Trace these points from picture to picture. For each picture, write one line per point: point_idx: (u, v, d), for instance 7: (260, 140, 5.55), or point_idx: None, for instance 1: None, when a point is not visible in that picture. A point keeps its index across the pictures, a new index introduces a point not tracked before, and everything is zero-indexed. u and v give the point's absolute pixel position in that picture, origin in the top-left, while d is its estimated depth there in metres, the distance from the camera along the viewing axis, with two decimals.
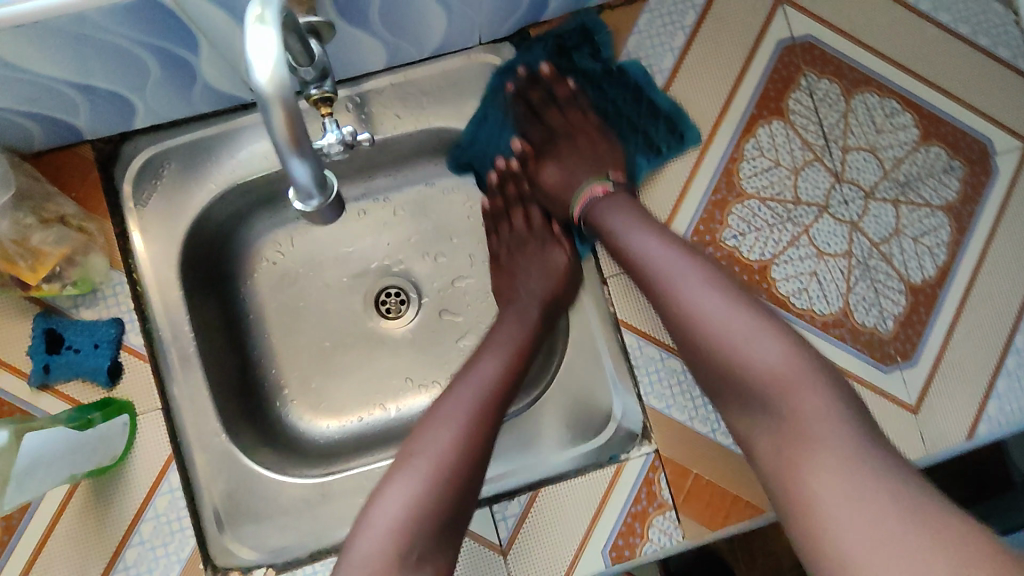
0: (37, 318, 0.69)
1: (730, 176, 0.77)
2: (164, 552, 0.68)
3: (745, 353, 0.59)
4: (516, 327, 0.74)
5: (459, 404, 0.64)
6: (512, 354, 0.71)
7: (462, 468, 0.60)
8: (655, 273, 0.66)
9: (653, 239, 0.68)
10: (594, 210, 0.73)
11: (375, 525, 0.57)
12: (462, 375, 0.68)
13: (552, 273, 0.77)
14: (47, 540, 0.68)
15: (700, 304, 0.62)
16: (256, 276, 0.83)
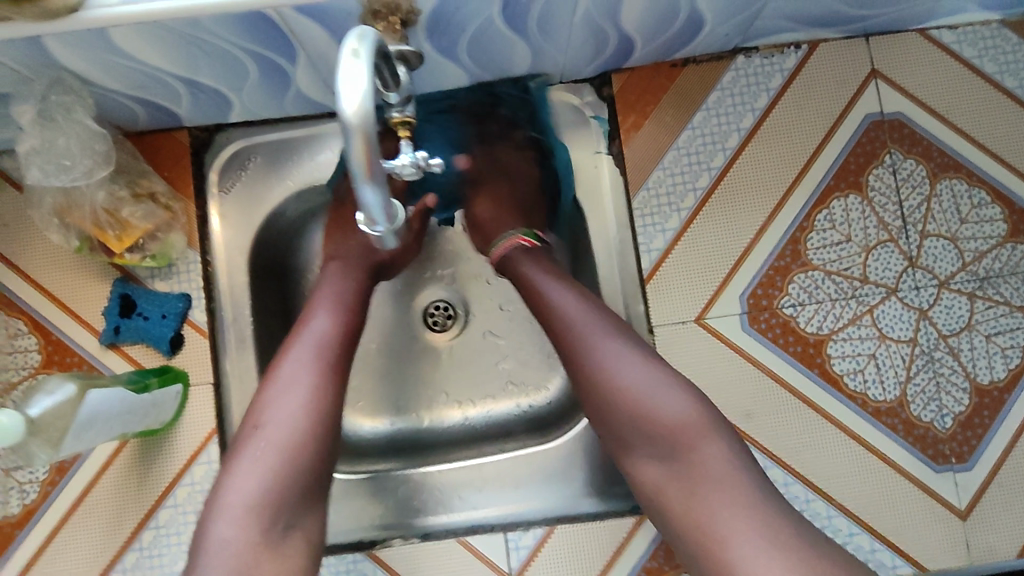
0: (116, 282, 0.74)
1: (797, 244, 0.75)
2: (194, 518, 0.72)
3: (655, 402, 0.55)
4: (349, 281, 0.67)
5: (303, 361, 0.58)
6: (345, 303, 0.65)
7: (324, 432, 0.56)
8: (567, 314, 0.60)
9: (561, 287, 0.62)
10: (511, 257, 0.68)
11: (230, 506, 0.52)
12: (293, 334, 0.61)
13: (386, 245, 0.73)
14: (92, 487, 0.73)
15: (603, 348, 0.58)
16: (315, 273, 0.85)
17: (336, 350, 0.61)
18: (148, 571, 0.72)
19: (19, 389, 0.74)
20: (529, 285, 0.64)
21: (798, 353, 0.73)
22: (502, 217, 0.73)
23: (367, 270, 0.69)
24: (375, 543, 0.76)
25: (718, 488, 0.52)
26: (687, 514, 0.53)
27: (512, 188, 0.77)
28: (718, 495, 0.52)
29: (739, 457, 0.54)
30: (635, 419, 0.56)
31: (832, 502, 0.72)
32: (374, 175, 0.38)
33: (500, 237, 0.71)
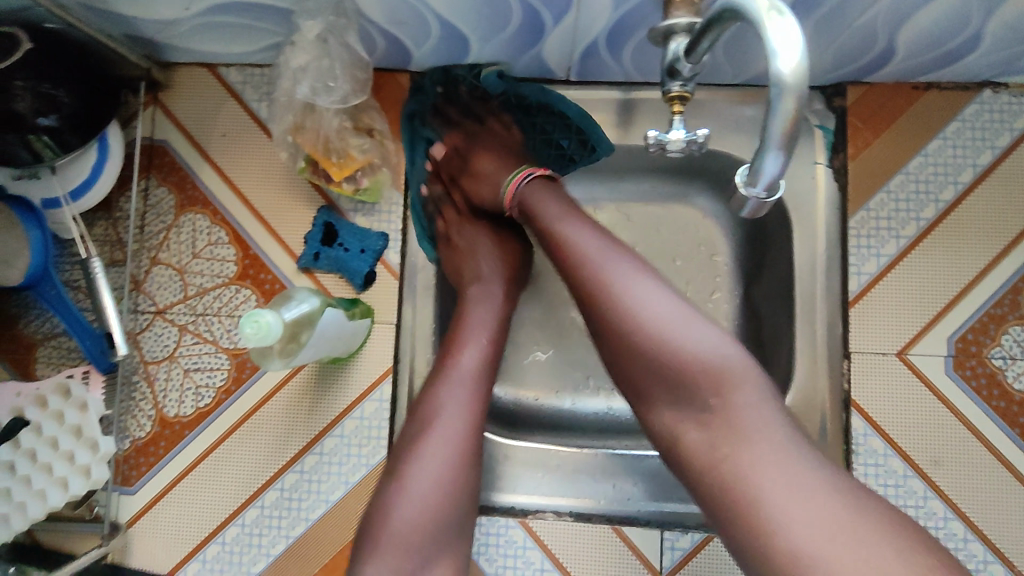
0: (321, 210, 0.75)
1: (1017, 295, 0.71)
2: (357, 452, 0.74)
3: (679, 342, 0.53)
4: (498, 297, 0.70)
5: (447, 393, 0.61)
6: (494, 335, 0.67)
7: (463, 467, 0.59)
8: (580, 250, 0.59)
9: (584, 227, 0.61)
10: (519, 194, 0.67)
11: (380, 550, 0.54)
12: (442, 373, 0.63)
13: (503, 258, 0.73)
14: (263, 403, 0.75)
15: (619, 285, 0.56)
16: None
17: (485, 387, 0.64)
18: (304, 495, 0.73)
19: (210, 295, 0.76)
20: (546, 220, 0.63)
21: (999, 408, 0.70)
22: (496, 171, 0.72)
23: (505, 290, 0.71)
24: (525, 511, 0.74)
25: (753, 436, 0.49)
26: (716, 467, 0.50)
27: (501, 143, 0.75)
28: (745, 448, 0.49)
29: (771, 406, 0.51)
30: (655, 365, 0.54)
31: (1012, 569, 0.68)
32: (790, 138, 0.38)
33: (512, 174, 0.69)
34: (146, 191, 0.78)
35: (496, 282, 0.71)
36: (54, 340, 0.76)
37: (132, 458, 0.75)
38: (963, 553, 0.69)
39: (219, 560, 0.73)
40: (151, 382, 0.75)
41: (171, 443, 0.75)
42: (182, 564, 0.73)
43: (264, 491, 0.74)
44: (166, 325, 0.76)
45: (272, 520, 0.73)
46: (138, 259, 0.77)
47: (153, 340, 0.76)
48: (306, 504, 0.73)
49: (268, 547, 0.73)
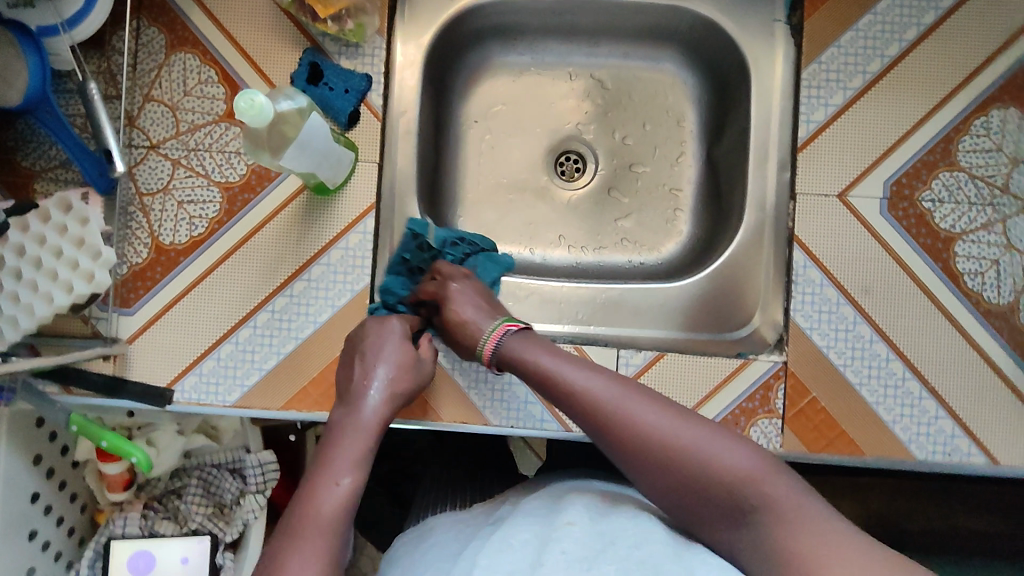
0: (306, 51, 0.79)
1: (949, 144, 0.78)
2: (342, 278, 0.80)
3: (710, 460, 0.58)
4: (367, 419, 0.68)
5: (306, 526, 0.57)
6: (363, 461, 0.64)
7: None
8: (590, 394, 0.64)
9: (584, 366, 0.66)
10: (507, 346, 0.72)
11: None
12: (297, 515, 0.59)
13: (402, 367, 0.73)
14: (254, 234, 0.80)
15: (641, 421, 0.61)
16: (473, 96, 0.95)
17: (340, 523, 0.59)
18: (294, 316, 0.79)
19: (201, 131, 0.80)
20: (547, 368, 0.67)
21: (925, 244, 0.77)
22: (472, 321, 0.75)
23: (382, 410, 0.69)
24: None
25: (798, 523, 0.54)
26: (773, 558, 0.53)
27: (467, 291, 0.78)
28: (798, 532, 0.53)
29: (801, 494, 0.56)
30: (696, 490, 0.58)
31: (925, 383, 0.77)
32: None
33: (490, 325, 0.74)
34: (137, 31, 0.81)
35: (373, 401, 0.70)
36: (51, 172, 0.79)
37: (130, 282, 0.80)
38: (884, 370, 0.77)
39: (215, 374, 0.80)
40: (147, 213, 0.80)
41: (167, 269, 0.80)
42: (181, 377, 0.80)
43: (256, 313, 0.80)
44: (160, 160, 0.80)
45: (263, 338, 0.79)
46: (132, 96, 0.80)
47: (148, 173, 0.80)
48: (295, 324, 0.80)
49: (260, 363, 0.79)
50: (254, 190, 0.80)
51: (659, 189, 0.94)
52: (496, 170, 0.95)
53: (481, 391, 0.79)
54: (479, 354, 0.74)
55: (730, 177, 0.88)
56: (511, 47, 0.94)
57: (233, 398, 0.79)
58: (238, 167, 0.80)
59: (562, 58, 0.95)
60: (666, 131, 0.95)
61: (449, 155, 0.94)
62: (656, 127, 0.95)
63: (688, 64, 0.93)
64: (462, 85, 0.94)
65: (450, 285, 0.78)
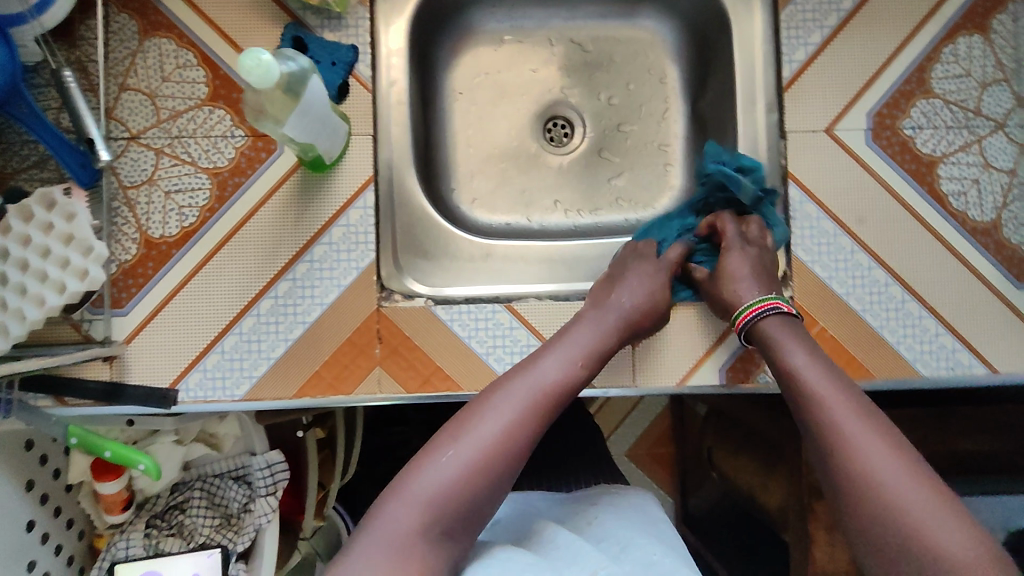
0: (288, 26, 0.77)
1: (923, 73, 0.81)
2: (347, 257, 0.77)
3: (930, 534, 0.55)
4: (601, 331, 0.74)
5: (510, 401, 0.66)
6: (581, 362, 0.71)
7: (507, 454, 0.63)
8: (830, 417, 0.63)
9: (844, 394, 0.64)
10: (766, 324, 0.73)
11: (408, 494, 0.61)
12: (521, 371, 0.70)
13: (651, 294, 0.77)
14: (248, 219, 0.77)
15: (871, 462, 0.59)
16: (455, 68, 0.94)
17: (546, 406, 0.67)
18: (299, 300, 0.77)
19: (183, 117, 0.77)
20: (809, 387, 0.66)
21: (911, 170, 0.80)
22: (741, 280, 0.76)
23: (620, 329, 0.75)
24: (510, 299, 0.79)
25: None
26: None
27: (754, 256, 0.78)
28: None
29: None
30: (885, 529, 0.57)
31: (923, 303, 0.80)
32: None
33: (757, 297, 0.74)
34: (106, 18, 0.77)
35: (615, 312, 0.75)
36: (24, 171, 0.75)
37: (121, 281, 0.76)
38: (885, 295, 0.80)
39: (220, 368, 0.76)
40: (132, 206, 0.77)
41: (159, 263, 0.76)
42: (184, 376, 0.76)
43: (259, 300, 0.76)
44: (142, 150, 0.77)
45: (269, 326, 0.76)
46: (106, 86, 0.77)
47: (130, 165, 0.76)
48: (301, 308, 0.77)
49: (268, 351, 0.76)
50: (245, 173, 0.77)
51: (647, 147, 0.96)
52: (485, 141, 0.96)
53: (501, 356, 0.77)
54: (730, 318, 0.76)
55: (717, 126, 0.90)
56: (489, 16, 0.94)
57: (242, 391, 0.76)
58: (225, 150, 0.77)
59: (540, 24, 0.96)
60: (648, 89, 0.96)
61: (438, 128, 0.93)
62: (638, 86, 0.96)
63: (665, 21, 0.94)
64: (444, 58, 0.93)
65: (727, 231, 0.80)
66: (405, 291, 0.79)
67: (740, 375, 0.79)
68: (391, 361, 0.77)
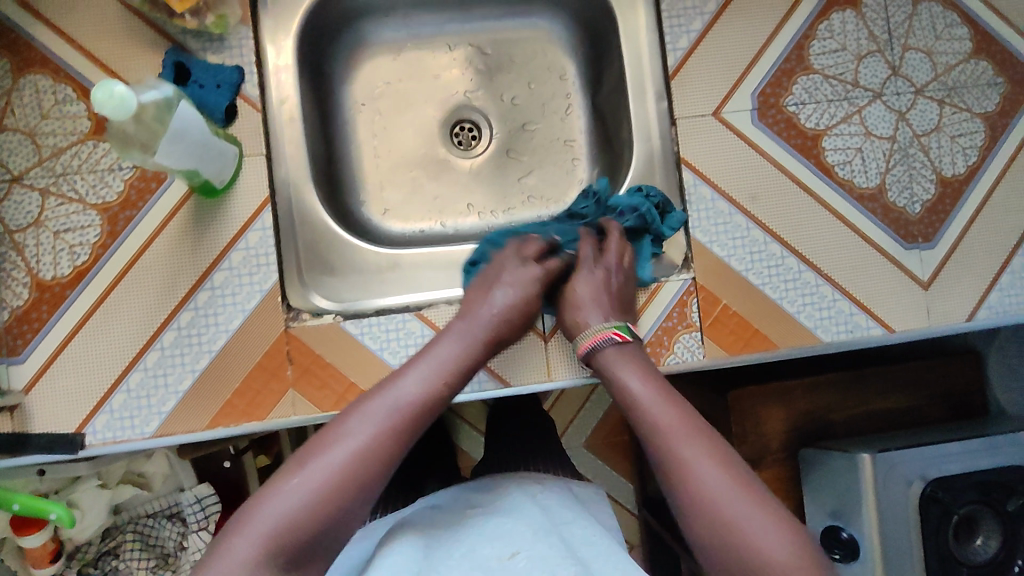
0: (168, 52, 0.76)
1: (801, 50, 0.84)
2: (249, 281, 0.76)
3: (751, 536, 0.58)
4: (468, 340, 0.71)
5: (370, 421, 0.62)
6: (447, 374, 0.67)
7: (358, 483, 0.59)
8: (661, 428, 0.64)
9: (673, 407, 0.66)
10: (605, 353, 0.74)
11: (259, 529, 0.56)
12: (380, 389, 0.65)
13: (515, 312, 0.75)
14: (144, 252, 0.75)
15: (700, 475, 0.61)
16: (354, 80, 0.94)
17: (402, 427, 0.62)
18: (203, 329, 0.75)
19: (67, 154, 0.75)
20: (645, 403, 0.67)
21: (797, 145, 0.83)
22: (593, 304, 0.78)
23: (488, 342, 0.72)
24: (420, 307, 0.79)
25: None
26: None
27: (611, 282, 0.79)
28: None
29: None
30: (718, 540, 0.59)
31: (819, 272, 0.83)
32: None
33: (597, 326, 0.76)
34: None
35: (483, 325, 0.73)
36: None
37: (16, 327, 0.74)
38: (782, 267, 0.82)
39: (127, 407, 0.74)
40: (21, 251, 0.74)
41: (54, 306, 0.74)
42: (89, 419, 0.74)
43: (162, 333, 0.75)
44: (25, 192, 0.74)
45: (174, 358, 0.75)
46: None
47: (15, 207, 0.74)
48: (206, 337, 0.75)
49: (175, 384, 0.75)
50: (136, 206, 0.75)
51: (554, 144, 0.97)
52: (392, 150, 0.95)
53: None
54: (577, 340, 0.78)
55: (616, 117, 0.91)
56: (384, 26, 0.94)
57: (152, 428, 0.75)
58: (114, 184, 0.75)
59: (438, 29, 0.96)
60: (551, 86, 0.97)
61: (341, 142, 0.93)
62: (540, 84, 0.97)
63: (559, 19, 0.96)
64: (341, 71, 0.93)
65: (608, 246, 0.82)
66: (313, 309, 0.79)
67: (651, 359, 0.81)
68: (304, 381, 0.76)
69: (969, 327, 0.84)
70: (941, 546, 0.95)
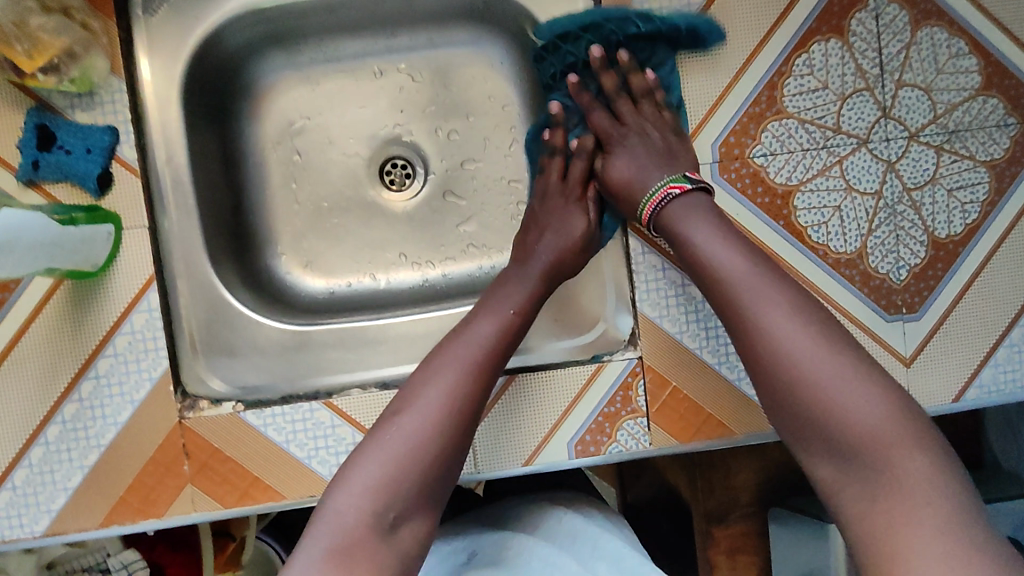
0: (30, 112, 0.67)
1: (773, 90, 0.72)
2: (136, 367, 0.68)
3: (840, 399, 0.51)
4: (529, 287, 0.71)
5: (454, 357, 0.62)
6: (516, 316, 0.68)
7: (454, 421, 0.59)
8: (722, 273, 0.58)
9: (727, 244, 0.60)
10: (667, 212, 0.66)
11: (350, 483, 0.55)
12: (455, 336, 0.65)
13: (567, 236, 0.73)
14: (19, 340, 0.67)
15: (778, 332, 0.54)
16: (265, 118, 0.83)
17: (486, 366, 0.63)
18: (90, 422, 0.68)
19: None
20: (700, 248, 0.61)
21: (764, 203, 0.72)
22: (641, 167, 0.71)
23: (542, 277, 0.72)
24: (330, 393, 0.72)
25: (919, 500, 0.48)
26: (868, 529, 0.49)
27: (646, 141, 0.72)
28: (902, 513, 0.48)
29: (945, 476, 0.49)
30: (806, 413, 0.53)
31: None
32: None
33: (654, 185, 0.68)
34: None
35: (543, 262, 0.73)
36: None
37: None
38: None
39: (14, 505, 0.68)
40: None
41: None
42: None
43: (45, 427, 0.68)
44: None
45: (61, 454, 0.68)
46: None
47: None
48: (93, 431, 0.68)
49: (64, 481, 0.69)
50: (6, 288, 0.66)
51: (496, 185, 0.86)
52: (313, 195, 0.85)
53: (325, 459, 0.70)
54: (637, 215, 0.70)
55: None
56: (297, 55, 0.82)
57: (43, 526, 0.69)
58: None
59: (361, 55, 0.84)
60: (492, 118, 0.86)
61: (255, 189, 0.83)
62: (480, 116, 0.86)
63: (497, 40, 0.83)
64: (249, 109, 0.82)
65: (624, 107, 0.74)
66: (210, 396, 0.71)
67: (591, 447, 0.73)
68: (203, 476, 0.69)
69: (955, 408, 0.74)
70: None
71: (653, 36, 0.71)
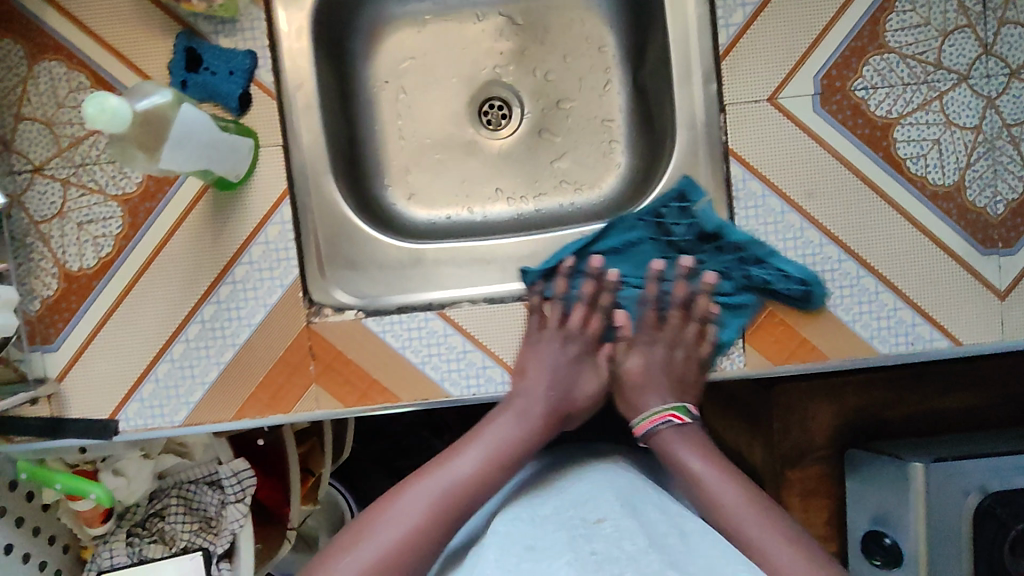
0: (179, 35, 0.73)
1: (876, 26, 0.73)
2: (270, 276, 0.75)
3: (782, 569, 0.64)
4: (512, 429, 0.74)
5: (440, 482, 0.69)
6: (499, 457, 0.72)
7: (415, 549, 0.65)
8: (697, 479, 0.73)
9: (700, 461, 0.74)
10: (663, 435, 0.77)
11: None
12: (437, 470, 0.70)
13: (556, 397, 0.77)
14: (165, 245, 0.75)
15: (737, 520, 0.68)
16: (376, 56, 0.89)
17: (463, 496, 0.69)
18: (226, 323, 0.75)
19: (85, 144, 0.74)
20: (680, 460, 0.75)
21: (863, 135, 0.74)
22: (653, 383, 0.79)
23: (534, 430, 0.74)
24: (443, 306, 0.77)
25: None
26: None
27: (671, 373, 0.79)
28: None
29: None
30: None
31: (881, 279, 0.75)
32: None
33: (655, 408, 0.78)
34: None
35: (537, 406, 0.75)
36: None
37: (47, 316, 0.75)
38: (838, 273, 0.75)
39: (157, 396, 0.76)
40: (47, 241, 0.75)
41: (82, 296, 0.75)
42: (122, 406, 0.76)
43: (186, 326, 0.75)
44: (48, 182, 0.74)
45: (200, 351, 0.75)
46: (4, 118, 0.74)
47: (39, 197, 0.74)
48: (229, 331, 0.75)
49: (201, 376, 0.75)
50: (155, 198, 0.74)
51: (590, 125, 0.90)
52: (417, 131, 0.90)
53: (437, 365, 0.75)
54: (636, 419, 0.79)
55: (658, 96, 0.84)
56: None
57: (181, 417, 0.76)
58: (132, 175, 0.74)
59: None
60: (589, 60, 0.89)
61: (365, 122, 0.89)
62: (578, 58, 0.89)
63: None
64: (363, 47, 0.88)
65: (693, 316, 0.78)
66: (334, 305, 0.77)
67: None
68: (327, 377, 0.75)
69: None
70: (994, 560, 0.88)
71: (731, 253, 0.76)
